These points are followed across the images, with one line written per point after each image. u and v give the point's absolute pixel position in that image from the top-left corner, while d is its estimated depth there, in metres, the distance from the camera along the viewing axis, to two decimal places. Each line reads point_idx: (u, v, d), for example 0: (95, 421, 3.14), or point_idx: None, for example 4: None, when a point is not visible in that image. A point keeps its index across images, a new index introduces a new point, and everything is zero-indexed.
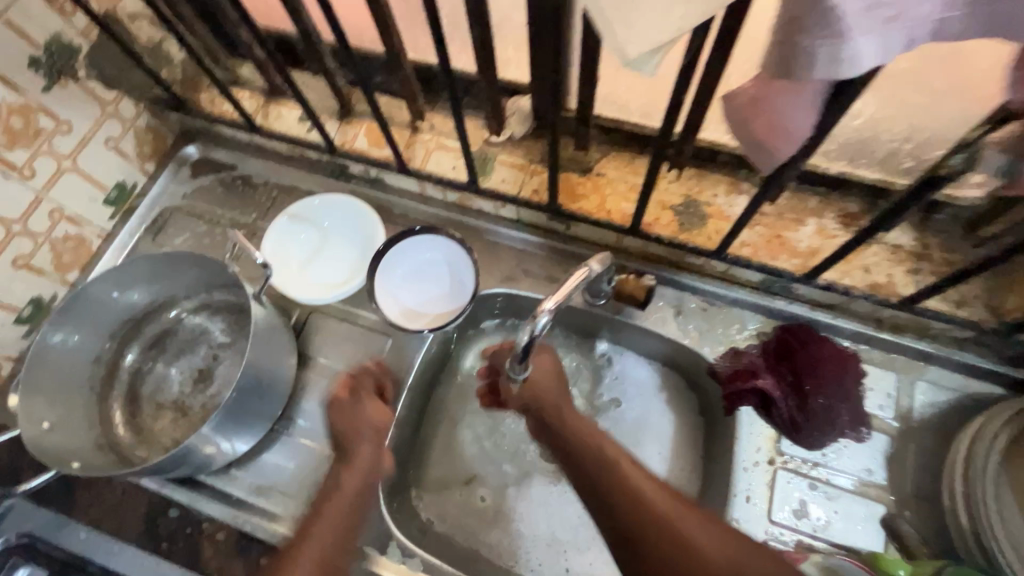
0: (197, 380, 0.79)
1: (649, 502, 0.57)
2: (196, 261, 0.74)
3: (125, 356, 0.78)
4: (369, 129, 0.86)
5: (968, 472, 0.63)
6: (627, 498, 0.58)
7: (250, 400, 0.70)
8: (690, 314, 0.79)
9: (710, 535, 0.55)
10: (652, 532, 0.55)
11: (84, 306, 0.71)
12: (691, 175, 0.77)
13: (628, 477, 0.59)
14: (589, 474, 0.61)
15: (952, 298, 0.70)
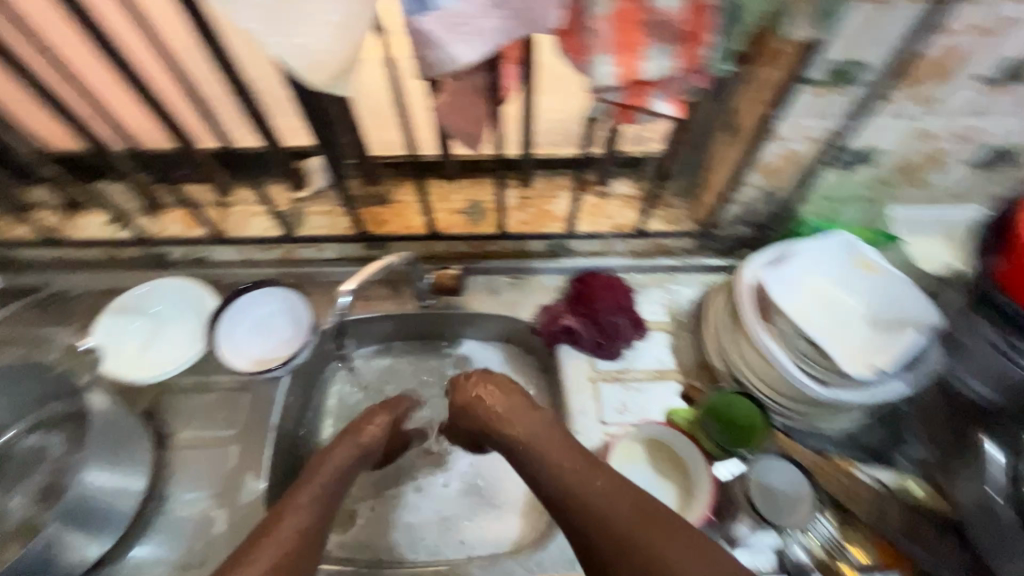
0: (43, 499, 0.76)
1: (600, 488, 0.62)
2: (17, 374, 0.74)
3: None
4: (181, 215, 0.94)
5: (713, 332, 0.86)
6: (567, 497, 0.63)
7: (104, 489, 0.71)
8: (503, 289, 0.95)
9: (648, 527, 0.58)
10: (594, 517, 0.60)
11: None
12: (468, 184, 0.95)
13: (568, 484, 0.63)
14: (539, 477, 0.66)
15: (669, 220, 0.95)
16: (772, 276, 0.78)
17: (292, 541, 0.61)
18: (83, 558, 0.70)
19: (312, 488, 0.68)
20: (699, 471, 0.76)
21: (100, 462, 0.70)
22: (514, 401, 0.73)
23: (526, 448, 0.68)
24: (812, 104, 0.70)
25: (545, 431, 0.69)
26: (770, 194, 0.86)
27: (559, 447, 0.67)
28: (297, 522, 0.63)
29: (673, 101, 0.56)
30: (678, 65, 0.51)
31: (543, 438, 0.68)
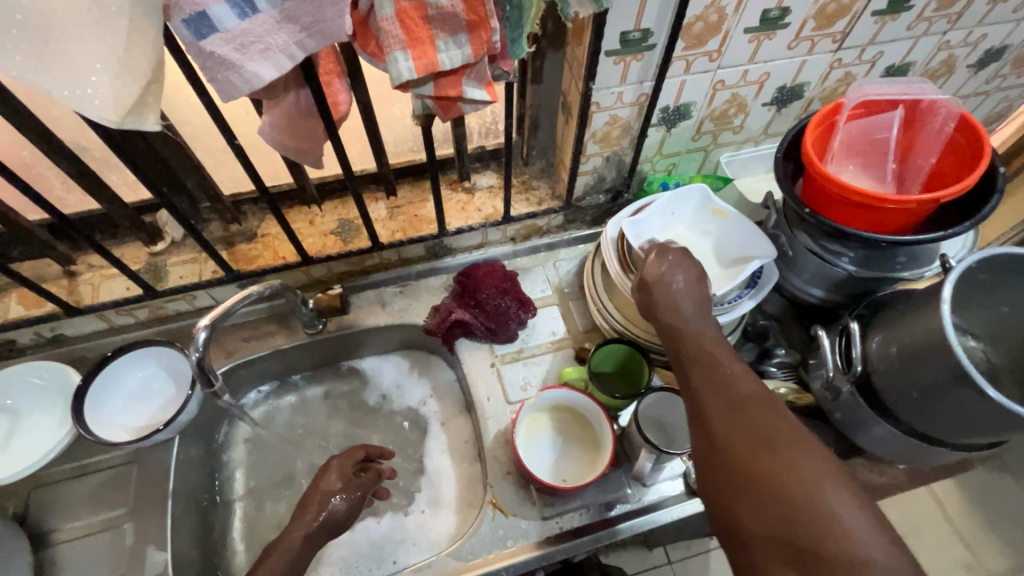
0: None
1: (719, 382, 0.56)
2: None
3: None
4: (22, 295, 0.86)
5: (592, 295, 0.93)
6: (702, 377, 0.57)
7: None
8: (392, 299, 0.96)
9: (762, 397, 0.54)
10: (703, 396, 0.56)
11: None
12: (335, 204, 0.96)
13: (711, 362, 0.58)
14: (686, 364, 0.60)
15: (535, 201, 1.00)
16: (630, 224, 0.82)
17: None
18: None
19: (287, 550, 0.63)
20: (600, 422, 0.80)
21: None
22: (697, 276, 0.69)
23: (694, 338, 0.62)
24: (620, 73, 0.77)
25: (696, 324, 0.64)
26: (615, 159, 0.93)
27: (705, 329, 0.63)
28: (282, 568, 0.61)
29: (484, 86, 0.61)
30: (475, 52, 0.55)
31: (699, 308, 0.66)
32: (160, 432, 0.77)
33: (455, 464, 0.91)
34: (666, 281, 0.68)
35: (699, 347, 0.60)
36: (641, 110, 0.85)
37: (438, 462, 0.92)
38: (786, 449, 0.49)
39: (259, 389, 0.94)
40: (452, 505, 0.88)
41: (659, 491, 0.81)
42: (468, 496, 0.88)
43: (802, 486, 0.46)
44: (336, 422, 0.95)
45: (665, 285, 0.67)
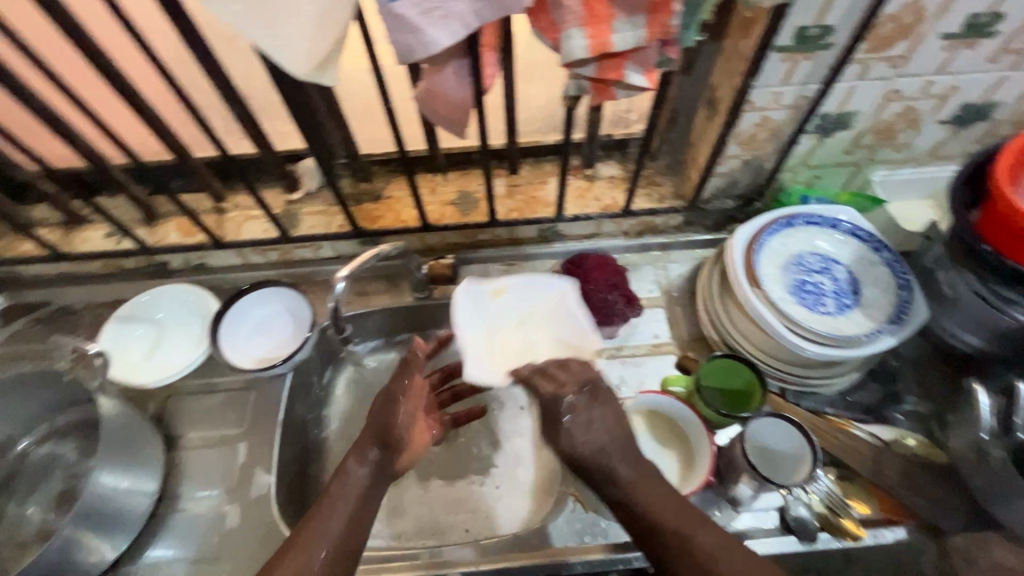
0: (59, 505, 0.77)
1: (660, 521, 0.64)
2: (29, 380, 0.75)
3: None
4: (178, 224, 0.95)
5: (706, 304, 0.88)
6: (654, 522, 0.64)
7: (116, 492, 0.72)
8: (497, 276, 0.97)
9: (687, 519, 0.64)
10: (655, 535, 0.64)
11: None
12: (457, 176, 0.97)
13: (652, 509, 0.65)
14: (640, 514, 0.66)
15: (657, 197, 0.96)
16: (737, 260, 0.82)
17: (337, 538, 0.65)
18: (101, 558, 0.71)
19: (356, 487, 0.69)
20: (700, 438, 0.77)
21: (105, 468, 0.71)
22: (619, 417, 0.72)
23: (632, 487, 0.67)
24: (785, 71, 0.71)
25: (627, 469, 0.68)
26: (755, 165, 0.87)
27: (632, 466, 0.68)
28: (343, 523, 0.66)
29: (647, 72, 0.58)
30: (648, 35, 0.53)
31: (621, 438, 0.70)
32: (278, 366, 0.83)
33: (535, 449, 0.91)
34: (589, 432, 0.70)
35: (644, 500, 0.66)
36: (798, 114, 0.78)
37: (517, 445, 0.91)
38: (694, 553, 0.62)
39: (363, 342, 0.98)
40: (530, 489, 0.88)
41: (749, 520, 0.75)
42: (544, 485, 0.87)
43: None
44: None
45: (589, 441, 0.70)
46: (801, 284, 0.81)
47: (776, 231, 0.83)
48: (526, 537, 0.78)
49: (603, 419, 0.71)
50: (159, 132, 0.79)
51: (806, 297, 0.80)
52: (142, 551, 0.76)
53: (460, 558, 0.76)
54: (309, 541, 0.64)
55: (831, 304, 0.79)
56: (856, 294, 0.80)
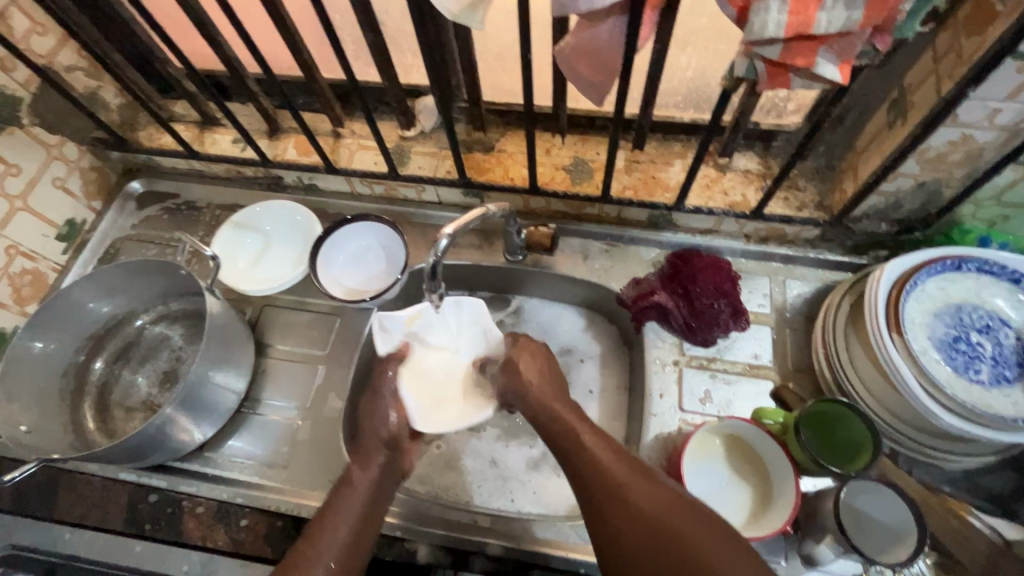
0: (163, 382, 0.86)
1: (602, 469, 0.62)
2: (153, 268, 0.82)
3: (96, 361, 0.86)
4: (297, 142, 0.96)
5: (825, 336, 0.78)
6: (592, 475, 0.63)
7: (212, 385, 0.78)
8: (595, 255, 0.91)
9: (630, 474, 0.61)
10: (598, 486, 0.61)
11: (58, 313, 0.80)
12: (575, 140, 0.91)
13: (597, 462, 0.63)
14: (579, 470, 0.64)
15: (794, 204, 0.84)
16: (881, 296, 0.70)
17: (345, 543, 0.63)
18: (190, 440, 0.78)
19: (361, 495, 0.67)
20: (784, 481, 0.70)
21: (208, 364, 0.76)
22: (549, 369, 0.75)
23: (575, 437, 0.66)
24: (1016, 84, 0.57)
25: (571, 417, 0.68)
26: (933, 189, 0.73)
27: (575, 420, 0.68)
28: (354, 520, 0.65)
29: (842, 64, 0.48)
30: (863, 19, 0.43)
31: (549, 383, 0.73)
32: (368, 301, 0.85)
33: None
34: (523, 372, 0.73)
35: (587, 450, 0.64)
36: (1012, 139, 0.63)
37: None
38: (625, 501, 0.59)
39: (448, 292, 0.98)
40: None
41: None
42: None
43: (685, 536, 0.54)
44: None
45: (512, 387, 0.74)
46: (953, 340, 0.69)
47: (937, 271, 0.71)
48: (570, 532, 0.74)
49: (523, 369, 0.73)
50: (295, 48, 0.78)
51: (955, 356, 0.68)
52: (222, 442, 0.83)
53: (499, 533, 0.74)
54: (321, 548, 0.62)
55: (986, 372, 0.67)
56: (1023, 367, 0.67)
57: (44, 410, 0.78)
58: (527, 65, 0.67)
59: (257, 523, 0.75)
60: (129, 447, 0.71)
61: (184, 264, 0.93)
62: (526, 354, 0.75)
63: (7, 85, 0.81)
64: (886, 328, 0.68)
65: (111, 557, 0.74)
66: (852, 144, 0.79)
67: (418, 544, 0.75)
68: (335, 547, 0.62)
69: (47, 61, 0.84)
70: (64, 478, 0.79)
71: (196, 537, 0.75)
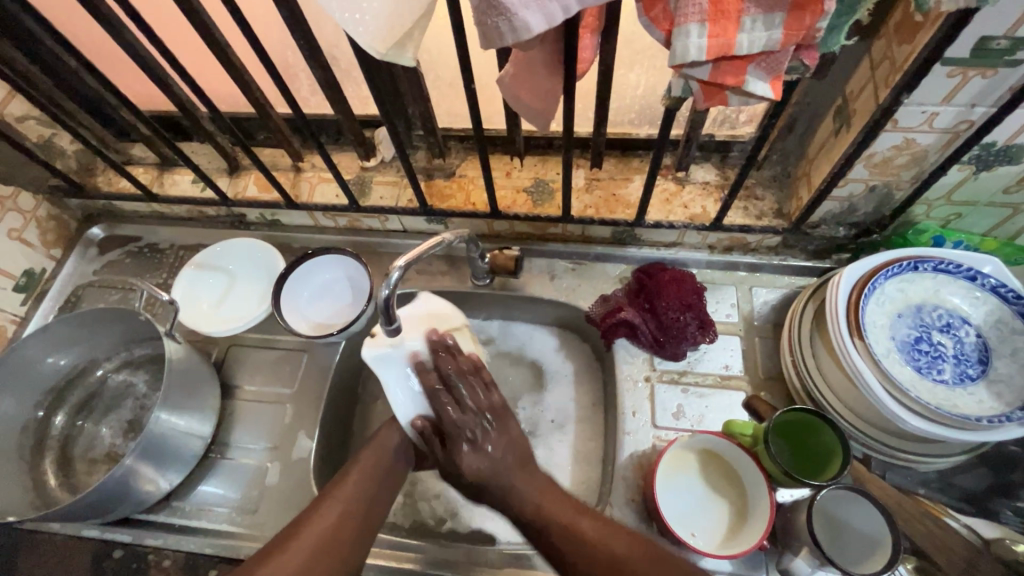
0: (127, 431, 0.84)
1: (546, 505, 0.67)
2: (110, 316, 0.80)
3: (57, 416, 0.84)
4: (257, 178, 0.96)
5: (791, 343, 0.78)
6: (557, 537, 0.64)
7: (177, 429, 0.76)
8: (562, 275, 0.91)
9: (606, 526, 0.64)
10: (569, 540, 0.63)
11: (14, 368, 0.78)
12: (535, 161, 0.92)
13: (572, 524, 0.64)
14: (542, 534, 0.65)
15: (754, 212, 0.85)
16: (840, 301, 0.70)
17: (348, 520, 0.65)
18: (154, 490, 0.76)
19: (371, 468, 0.70)
20: (759, 495, 0.69)
21: (170, 408, 0.75)
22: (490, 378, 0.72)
23: (542, 511, 0.66)
24: (948, 88, 0.58)
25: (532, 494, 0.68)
26: (884, 193, 0.74)
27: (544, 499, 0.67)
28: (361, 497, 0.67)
29: (769, 81, 0.49)
30: (784, 38, 0.44)
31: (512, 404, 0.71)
32: (334, 335, 0.84)
33: (574, 463, 0.86)
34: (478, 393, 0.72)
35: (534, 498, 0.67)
36: (953, 141, 0.64)
37: (556, 452, 0.87)
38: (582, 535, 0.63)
39: None
40: None
41: None
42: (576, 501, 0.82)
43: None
44: None
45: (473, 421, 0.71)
46: (916, 341, 0.69)
47: (895, 273, 0.71)
48: (548, 561, 0.72)
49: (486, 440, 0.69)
50: (245, 87, 0.78)
51: (918, 357, 0.68)
52: (191, 490, 0.81)
53: (475, 566, 0.72)
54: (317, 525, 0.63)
55: (949, 372, 0.67)
56: (984, 365, 0.67)
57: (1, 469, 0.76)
58: (473, 92, 0.67)
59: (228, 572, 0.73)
60: (88, 504, 0.69)
61: (146, 308, 0.91)
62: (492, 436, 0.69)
63: None
64: (844, 332, 0.68)
65: None
66: (804, 151, 0.80)
67: None
68: (338, 524, 0.63)
69: None
70: (26, 539, 0.77)
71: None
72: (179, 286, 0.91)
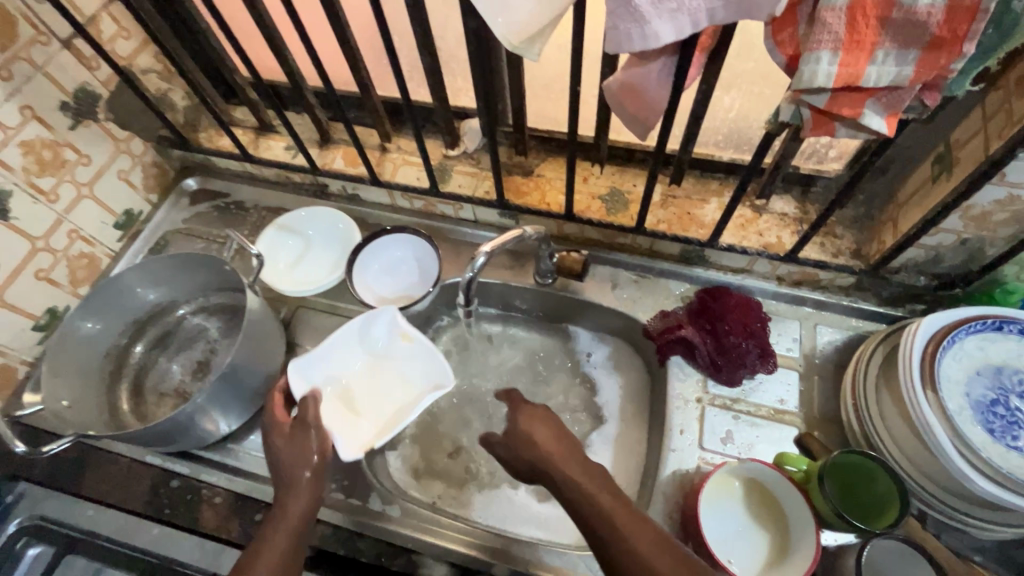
0: (196, 372, 0.89)
1: (598, 506, 0.57)
2: (201, 262, 0.86)
3: (136, 346, 0.90)
4: (345, 153, 1.01)
5: (854, 387, 0.77)
6: (609, 533, 0.55)
7: (246, 368, 0.80)
8: (624, 285, 0.92)
9: (649, 538, 0.54)
10: (597, 512, 0.57)
11: (110, 295, 0.84)
12: (613, 171, 0.93)
13: (611, 517, 0.56)
14: (608, 550, 0.55)
15: (831, 250, 0.84)
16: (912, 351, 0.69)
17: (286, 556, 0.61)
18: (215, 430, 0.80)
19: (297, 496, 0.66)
20: (805, 534, 0.68)
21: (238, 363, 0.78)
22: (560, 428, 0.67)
23: (593, 495, 0.58)
24: None
25: (607, 498, 0.58)
26: (976, 247, 0.72)
27: (625, 514, 0.56)
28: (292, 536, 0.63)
29: (888, 118, 0.49)
30: (914, 76, 0.44)
31: (568, 450, 0.64)
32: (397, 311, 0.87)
33: (612, 474, 0.87)
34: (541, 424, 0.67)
35: (585, 492, 0.59)
36: None
37: (594, 460, 0.88)
38: (612, 520, 0.56)
39: (489, 307, 1.00)
40: None
41: None
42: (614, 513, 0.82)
43: None
44: (522, 377, 0.96)
45: (527, 445, 0.66)
46: (991, 403, 0.66)
47: (976, 330, 0.69)
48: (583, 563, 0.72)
49: (539, 437, 0.65)
50: (354, 65, 0.83)
51: (992, 420, 0.65)
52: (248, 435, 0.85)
53: (507, 554, 0.73)
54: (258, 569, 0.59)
55: None
56: None
57: (84, 387, 0.82)
58: (575, 93, 0.68)
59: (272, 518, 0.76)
60: (159, 431, 0.73)
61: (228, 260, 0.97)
62: (546, 432, 0.66)
63: (89, 82, 0.88)
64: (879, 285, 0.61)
65: (127, 537, 0.77)
66: (893, 195, 0.79)
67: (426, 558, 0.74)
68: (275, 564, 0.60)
69: (127, 62, 0.92)
70: (92, 459, 0.82)
71: (207, 527, 0.76)
72: (263, 241, 0.97)
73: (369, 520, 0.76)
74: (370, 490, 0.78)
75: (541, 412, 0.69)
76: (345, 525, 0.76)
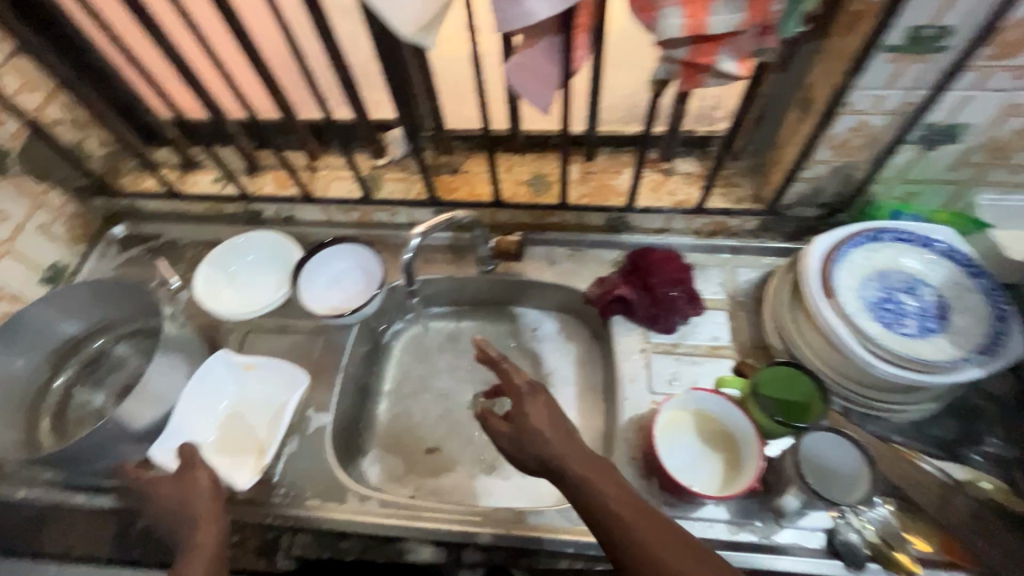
0: (121, 395, 0.88)
1: (607, 503, 0.58)
2: (120, 289, 0.87)
3: (57, 379, 0.88)
4: (275, 177, 1.03)
5: (773, 312, 0.86)
6: (616, 527, 0.57)
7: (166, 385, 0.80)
8: (561, 260, 0.98)
9: (656, 528, 0.56)
10: (604, 506, 0.58)
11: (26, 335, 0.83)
12: (533, 158, 1.00)
13: (621, 514, 0.57)
14: (618, 541, 0.57)
15: (733, 198, 0.94)
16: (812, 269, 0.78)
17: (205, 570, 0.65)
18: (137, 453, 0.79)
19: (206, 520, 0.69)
20: (750, 446, 0.75)
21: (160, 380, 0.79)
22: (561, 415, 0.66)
23: (600, 491, 0.59)
24: (889, 71, 0.68)
25: (616, 495, 0.59)
26: (846, 173, 0.83)
27: (629, 508, 0.58)
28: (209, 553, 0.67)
29: (740, 61, 0.57)
30: (748, 20, 0.53)
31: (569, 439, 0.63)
32: (347, 316, 0.90)
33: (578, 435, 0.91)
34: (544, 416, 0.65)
35: (592, 488, 0.59)
36: (899, 120, 0.73)
37: None
38: (621, 516, 0.57)
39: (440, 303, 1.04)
40: None
41: (790, 537, 0.72)
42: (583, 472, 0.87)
43: None
44: (481, 364, 1.00)
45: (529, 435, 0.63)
46: (880, 301, 0.77)
47: (860, 243, 0.80)
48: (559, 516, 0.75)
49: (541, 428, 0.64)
50: (271, 88, 0.86)
51: (883, 315, 0.76)
52: None
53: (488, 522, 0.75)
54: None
55: (911, 326, 0.75)
56: (941, 319, 0.75)
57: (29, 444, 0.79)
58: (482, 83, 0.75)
59: (249, 536, 0.77)
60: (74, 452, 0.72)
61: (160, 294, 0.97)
62: (544, 417, 0.65)
63: None
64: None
65: None
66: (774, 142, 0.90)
67: (411, 543, 0.76)
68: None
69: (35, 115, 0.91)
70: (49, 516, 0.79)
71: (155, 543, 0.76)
72: (201, 271, 0.97)
73: (349, 518, 0.77)
74: (344, 492, 0.79)
75: (543, 398, 0.67)
76: (326, 529, 0.77)
